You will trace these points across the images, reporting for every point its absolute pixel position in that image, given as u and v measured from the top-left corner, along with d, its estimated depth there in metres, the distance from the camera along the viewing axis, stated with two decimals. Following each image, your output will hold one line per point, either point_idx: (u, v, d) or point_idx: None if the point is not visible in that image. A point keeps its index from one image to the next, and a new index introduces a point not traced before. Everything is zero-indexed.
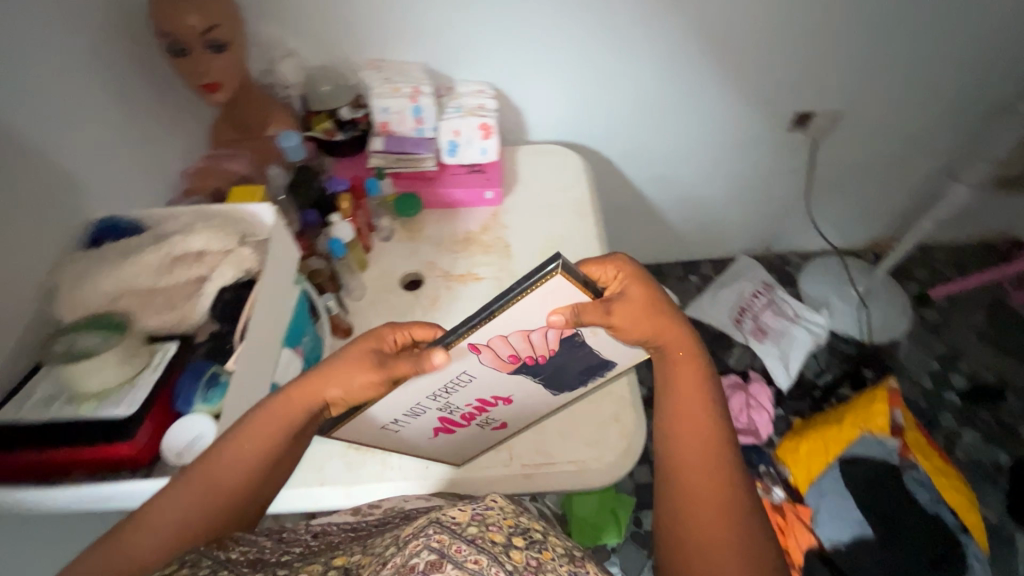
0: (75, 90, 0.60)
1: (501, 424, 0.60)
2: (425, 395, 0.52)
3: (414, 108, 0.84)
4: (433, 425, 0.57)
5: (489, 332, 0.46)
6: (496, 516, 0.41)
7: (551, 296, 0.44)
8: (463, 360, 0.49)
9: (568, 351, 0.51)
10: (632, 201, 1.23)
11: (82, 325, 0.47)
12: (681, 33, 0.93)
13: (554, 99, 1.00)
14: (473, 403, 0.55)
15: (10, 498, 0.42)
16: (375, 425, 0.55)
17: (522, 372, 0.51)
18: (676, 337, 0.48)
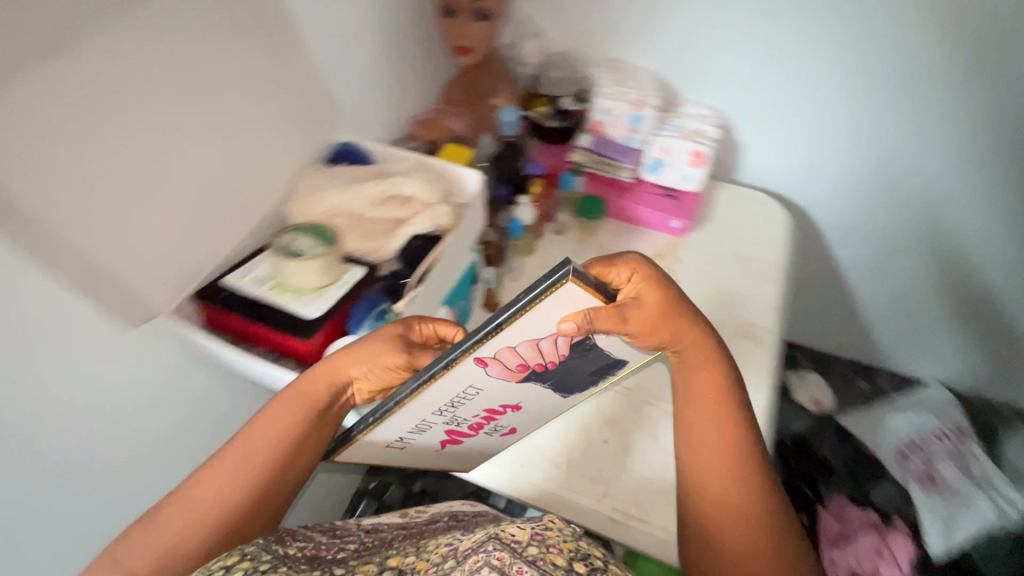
0: (362, 27, 0.68)
1: (510, 430, 0.60)
2: (430, 410, 0.51)
3: (633, 116, 0.83)
4: (441, 439, 0.57)
5: (502, 343, 0.45)
6: (556, 539, 0.38)
7: (555, 305, 0.43)
8: (471, 375, 0.48)
9: (578, 359, 0.50)
10: (828, 278, 1.08)
11: (301, 229, 0.53)
12: (966, 111, 0.79)
13: (782, 146, 0.90)
14: (482, 413, 0.54)
15: (214, 345, 0.52)
16: (380, 445, 0.54)
17: (530, 377, 0.51)
18: (691, 342, 0.53)
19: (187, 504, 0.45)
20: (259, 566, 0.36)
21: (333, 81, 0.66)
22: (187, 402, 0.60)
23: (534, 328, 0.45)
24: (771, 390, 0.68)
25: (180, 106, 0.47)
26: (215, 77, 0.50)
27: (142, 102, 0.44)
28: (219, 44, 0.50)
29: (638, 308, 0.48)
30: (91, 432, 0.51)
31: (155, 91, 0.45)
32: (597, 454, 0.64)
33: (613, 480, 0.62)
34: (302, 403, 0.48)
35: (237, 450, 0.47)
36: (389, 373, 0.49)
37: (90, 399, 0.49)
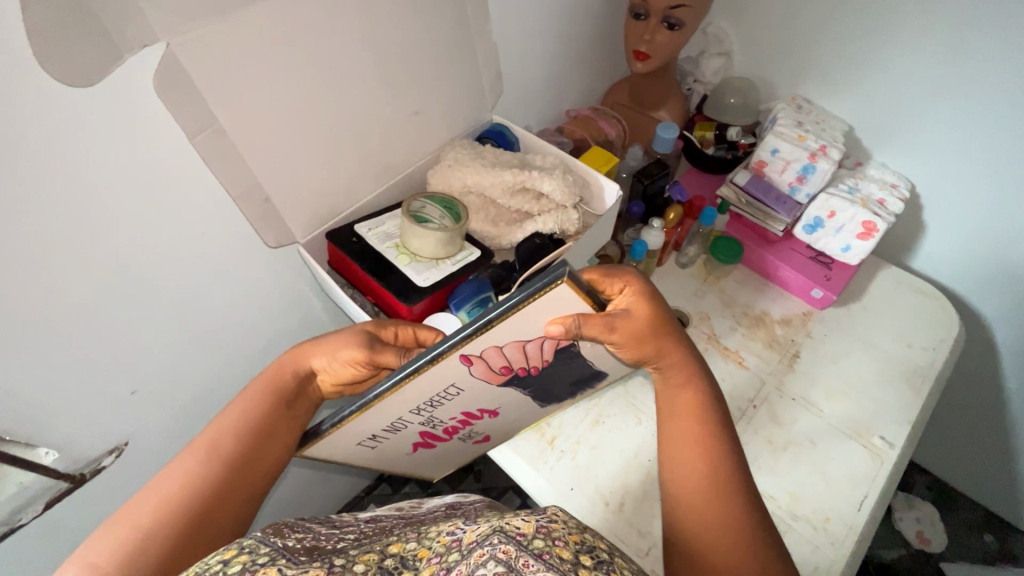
0: (545, 13, 0.68)
1: (483, 437, 0.60)
2: (408, 408, 0.48)
3: (805, 166, 0.73)
4: (414, 441, 0.57)
5: (490, 341, 0.41)
6: (561, 530, 0.35)
7: (548, 307, 0.39)
8: (454, 372, 0.44)
9: (559, 368, 0.50)
10: (987, 407, 0.90)
11: (434, 197, 0.54)
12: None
13: (982, 244, 0.75)
14: (458, 417, 0.53)
15: (328, 283, 0.55)
16: (350, 439, 0.51)
17: (511, 380, 0.49)
18: (677, 357, 0.48)
19: (155, 490, 0.42)
20: (255, 560, 0.34)
21: (504, 63, 0.67)
22: (298, 324, 0.66)
23: (524, 331, 0.41)
24: (874, 513, 0.59)
25: (360, 61, 0.50)
26: (399, 39, 0.52)
27: (328, 50, 0.47)
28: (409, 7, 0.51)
29: (627, 317, 0.43)
30: (217, 327, 0.57)
31: (341, 41, 0.47)
32: (654, 507, 0.59)
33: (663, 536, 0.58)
34: (272, 390, 0.48)
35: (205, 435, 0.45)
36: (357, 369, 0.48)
37: (223, 299, 0.56)
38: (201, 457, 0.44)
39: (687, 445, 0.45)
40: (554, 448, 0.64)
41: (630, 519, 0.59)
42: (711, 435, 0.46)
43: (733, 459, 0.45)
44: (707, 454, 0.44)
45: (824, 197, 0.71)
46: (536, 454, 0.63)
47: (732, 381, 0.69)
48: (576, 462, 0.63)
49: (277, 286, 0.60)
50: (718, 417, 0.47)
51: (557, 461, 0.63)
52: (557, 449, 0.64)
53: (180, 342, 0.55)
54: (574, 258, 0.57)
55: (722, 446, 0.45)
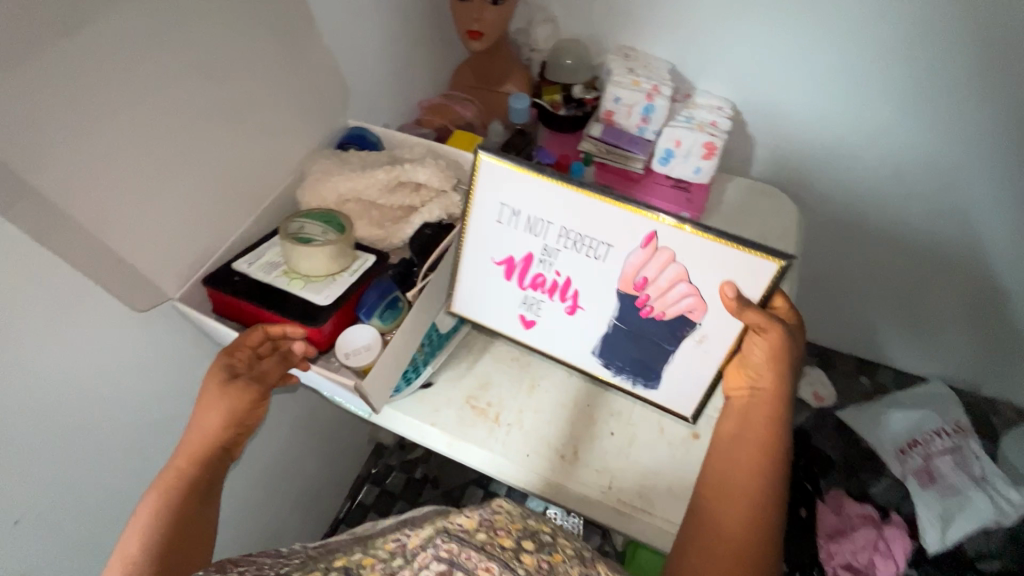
0: (371, 8, 0.67)
1: (529, 320, 0.58)
2: (562, 223, 0.49)
3: (645, 107, 0.81)
4: (509, 256, 0.53)
5: (677, 246, 0.47)
6: (504, 522, 0.38)
7: (748, 277, 0.47)
8: (623, 231, 0.48)
9: (660, 335, 0.53)
10: (832, 275, 1.08)
11: (311, 214, 0.52)
12: (996, 110, 0.77)
13: (795, 139, 0.89)
14: (561, 276, 0.53)
15: (215, 329, 0.51)
16: (492, 200, 0.51)
17: (623, 299, 0.52)
18: (775, 396, 0.50)
19: None
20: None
21: (344, 66, 0.65)
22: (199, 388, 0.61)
23: (701, 267, 0.47)
24: None
25: (190, 94, 0.46)
26: (229, 62, 0.49)
27: (152, 89, 0.43)
28: (230, 25, 0.48)
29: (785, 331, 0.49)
30: (102, 420, 0.51)
31: (162, 76, 0.43)
32: (602, 446, 0.64)
33: (619, 471, 0.62)
34: (180, 482, 0.45)
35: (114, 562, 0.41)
36: (250, 408, 0.49)
37: (101, 388, 0.49)
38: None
39: (744, 452, 0.49)
40: (499, 422, 0.66)
41: (585, 464, 0.62)
42: (769, 465, 0.48)
43: (777, 479, 0.48)
44: (760, 461, 0.48)
45: (668, 129, 0.80)
46: (487, 433, 0.65)
47: None
48: (517, 428, 0.65)
49: (162, 355, 0.54)
50: (783, 452, 0.49)
51: (507, 435, 0.65)
52: (501, 422, 0.66)
53: (59, 449, 0.48)
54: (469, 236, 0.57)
55: (778, 478, 0.48)
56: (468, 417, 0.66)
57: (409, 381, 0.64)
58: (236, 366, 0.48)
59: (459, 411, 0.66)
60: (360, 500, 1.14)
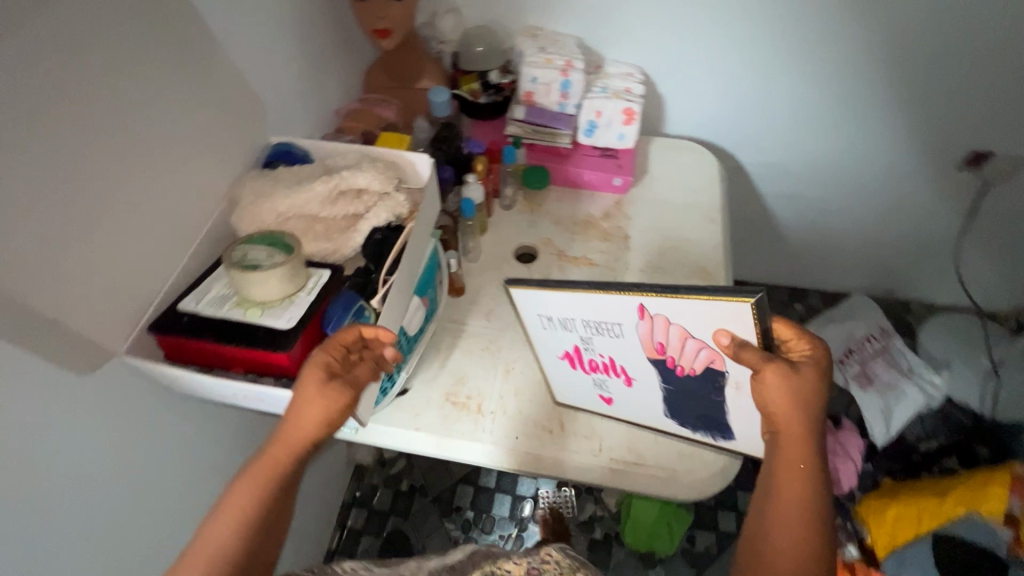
0: (272, 18, 0.63)
1: (607, 398, 0.64)
2: (581, 317, 0.57)
3: (562, 83, 0.83)
4: (566, 350, 0.62)
5: (668, 310, 0.50)
6: (551, 571, 0.49)
7: (728, 319, 0.48)
8: (625, 317, 0.53)
9: (705, 389, 0.56)
10: (755, 216, 1.16)
11: (254, 239, 0.50)
12: (873, 49, 0.85)
13: (703, 95, 0.95)
14: (606, 357, 0.60)
15: (173, 376, 0.47)
16: (533, 314, 0.61)
17: (657, 364, 0.56)
18: (802, 437, 0.48)
19: None
20: None
21: (255, 83, 0.62)
22: (162, 442, 0.57)
23: (696, 322, 0.49)
24: None
25: (101, 134, 0.42)
26: (136, 93, 0.45)
27: (58, 133, 0.39)
28: (129, 54, 0.44)
29: (785, 372, 0.48)
30: (71, 498, 0.47)
31: (66, 118, 0.40)
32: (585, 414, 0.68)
33: (605, 432, 0.66)
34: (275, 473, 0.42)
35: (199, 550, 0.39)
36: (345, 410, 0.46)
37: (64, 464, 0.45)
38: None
39: (784, 509, 0.46)
40: (482, 411, 0.68)
41: (571, 435, 0.66)
42: (810, 509, 0.46)
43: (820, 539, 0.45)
44: (801, 518, 0.46)
45: (587, 102, 0.83)
46: (474, 425, 0.67)
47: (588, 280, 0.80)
48: (500, 414, 0.68)
49: (119, 418, 0.50)
50: (822, 506, 0.46)
51: (492, 422, 0.67)
52: (483, 411, 0.68)
53: (25, 541, 0.43)
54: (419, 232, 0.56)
55: (823, 520, 0.46)
56: (452, 413, 0.68)
57: (387, 391, 0.63)
58: (333, 368, 0.46)
59: (442, 409, 0.68)
60: (351, 526, 1.12)
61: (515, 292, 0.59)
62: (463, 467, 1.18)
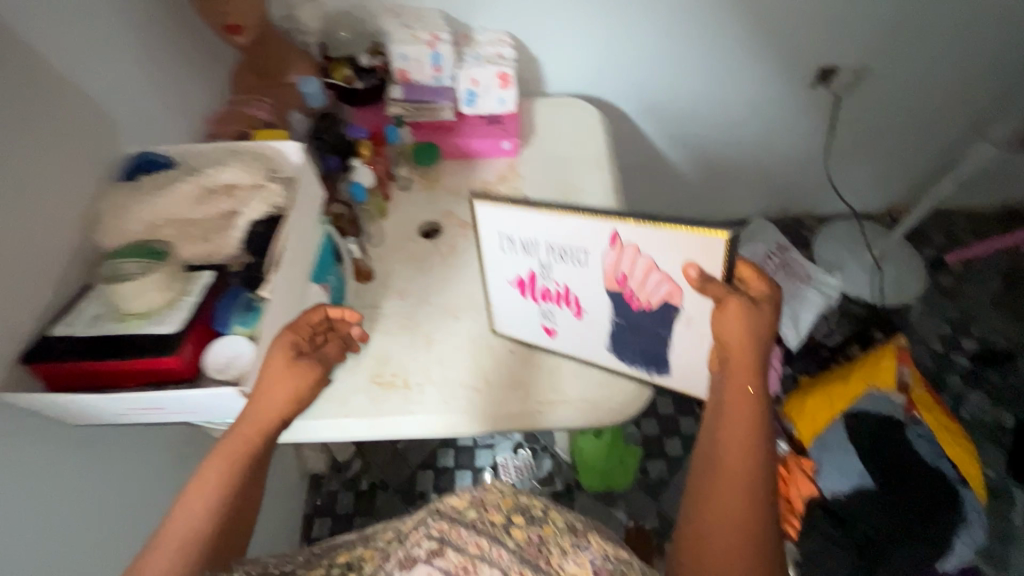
0: (107, 27, 0.60)
1: (550, 330, 0.69)
2: (546, 241, 0.60)
3: (432, 56, 0.84)
4: (519, 276, 0.66)
5: (639, 241, 0.55)
6: (495, 498, 0.49)
7: (697, 252, 0.52)
8: (595, 241, 0.57)
9: (654, 325, 0.61)
10: (649, 161, 1.23)
11: (126, 252, 0.49)
12: None
13: (575, 52, 0.99)
14: (562, 288, 0.64)
15: (61, 404, 0.46)
16: (494, 233, 0.63)
17: (612, 295, 0.62)
18: (753, 363, 0.51)
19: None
20: None
21: (100, 96, 0.59)
22: (67, 482, 0.55)
23: (664, 256, 0.54)
24: None
25: None
26: None
27: None
28: None
29: (743, 302, 0.51)
30: None
31: None
32: (508, 367, 0.71)
33: (529, 379, 0.69)
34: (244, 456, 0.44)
35: (190, 505, 0.41)
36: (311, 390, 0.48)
37: None
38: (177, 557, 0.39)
39: (737, 430, 0.49)
40: (409, 386, 0.69)
41: (497, 389, 0.69)
42: (759, 430, 0.49)
43: (768, 457, 0.48)
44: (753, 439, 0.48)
45: (461, 72, 0.85)
46: (404, 402, 0.68)
47: None
48: (428, 385, 0.69)
49: (9, 462, 0.48)
50: (767, 426, 0.49)
51: (421, 393, 0.69)
52: (411, 386, 0.69)
53: None
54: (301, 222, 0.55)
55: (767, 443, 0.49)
56: (380, 394, 0.69)
57: None
58: (300, 346, 0.49)
59: (370, 392, 0.69)
60: (316, 534, 1.11)
61: (481, 207, 0.61)
62: (419, 453, 1.19)
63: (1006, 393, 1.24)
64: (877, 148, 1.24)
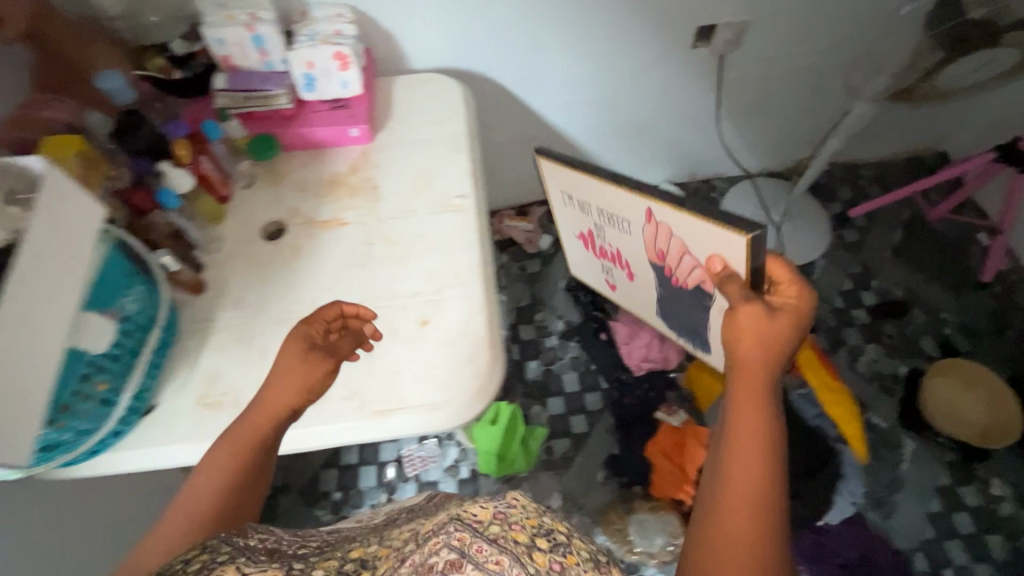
0: None
1: (613, 284, 1.06)
2: (598, 208, 0.85)
3: (253, 39, 0.76)
4: (584, 232, 0.97)
5: (667, 221, 0.74)
6: (519, 516, 0.40)
7: (719, 245, 0.67)
8: (638, 220, 0.80)
9: (691, 292, 0.84)
10: (540, 132, 1.18)
11: None
12: None
13: (434, 21, 0.91)
14: (615, 249, 0.93)
15: None
16: (558, 190, 0.90)
17: (658, 263, 0.86)
18: (759, 365, 0.52)
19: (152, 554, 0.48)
20: (216, 560, 0.38)
21: None
22: None
23: (689, 241, 0.73)
24: (479, 247, 0.75)
25: None
26: None
27: None
28: None
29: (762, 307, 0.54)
30: None
31: None
32: (344, 376, 0.67)
33: (365, 388, 0.66)
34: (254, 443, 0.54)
35: (212, 469, 0.52)
36: (320, 380, 0.57)
37: None
38: (180, 527, 0.50)
39: (750, 426, 0.49)
40: (235, 404, 0.65)
41: (328, 401, 0.65)
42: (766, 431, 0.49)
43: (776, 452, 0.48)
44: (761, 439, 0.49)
45: (292, 55, 0.77)
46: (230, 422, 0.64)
47: (343, 239, 0.77)
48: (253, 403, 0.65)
49: None
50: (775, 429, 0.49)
51: None
52: (229, 407, 0.65)
53: None
54: (40, 241, 0.49)
55: (778, 459, 0.48)
56: (204, 416, 0.65)
57: (109, 410, 0.59)
58: (314, 338, 0.57)
59: (194, 414, 0.65)
60: None
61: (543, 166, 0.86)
62: (323, 453, 1.16)
63: (901, 342, 1.26)
64: (770, 106, 1.21)
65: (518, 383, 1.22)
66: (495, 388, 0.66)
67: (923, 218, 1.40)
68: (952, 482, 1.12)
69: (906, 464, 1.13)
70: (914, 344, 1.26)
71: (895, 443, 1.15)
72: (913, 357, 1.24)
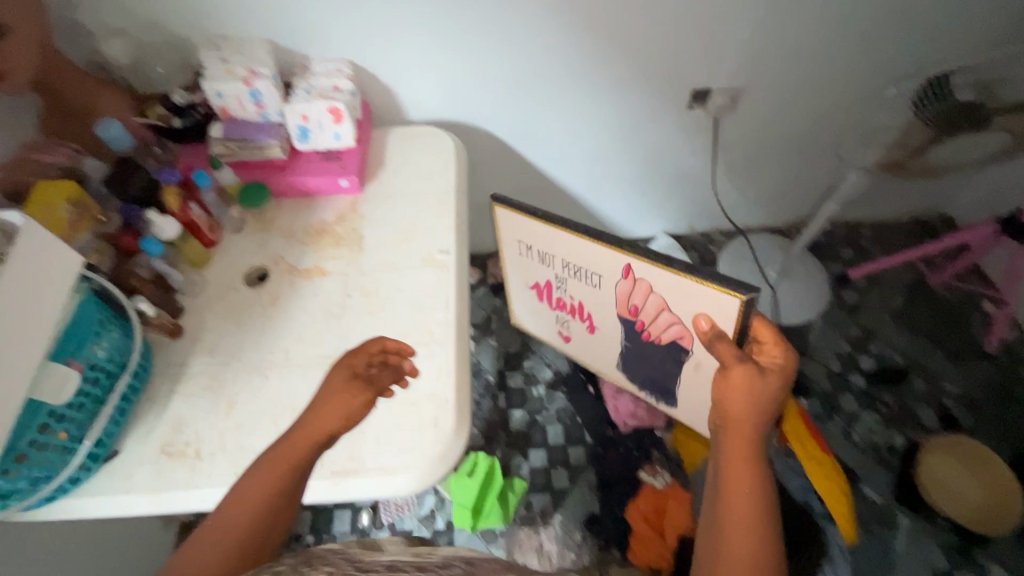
0: None
1: (566, 336, 1.02)
2: (563, 260, 0.84)
3: (250, 93, 0.78)
4: (537, 282, 0.94)
5: (648, 278, 0.74)
6: None
7: (710, 309, 0.68)
8: (611, 273, 0.78)
9: (673, 355, 0.84)
10: (536, 182, 1.19)
11: None
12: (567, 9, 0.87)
13: (431, 79, 0.94)
14: (575, 301, 0.90)
15: None
16: (513, 240, 0.88)
17: (627, 319, 0.84)
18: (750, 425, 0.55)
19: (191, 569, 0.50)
20: None
21: None
22: None
23: (675, 301, 0.73)
24: (456, 305, 0.75)
25: None
26: None
27: None
28: None
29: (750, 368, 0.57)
30: None
31: None
32: None
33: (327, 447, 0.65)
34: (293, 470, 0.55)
35: (253, 488, 0.54)
36: (361, 411, 0.58)
37: None
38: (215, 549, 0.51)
39: (741, 485, 0.52)
40: (197, 455, 0.65)
41: None
42: (758, 492, 0.52)
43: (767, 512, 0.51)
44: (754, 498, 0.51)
45: (288, 108, 0.79)
46: (189, 474, 0.64)
47: (321, 290, 0.77)
48: (215, 456, 0.65)
49: None
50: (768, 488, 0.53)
51: (210, 465, 0.64)
52: (190, 457, 0.65)
53: None
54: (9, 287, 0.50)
55: (766, 516, 0.51)
56: (164, 465, 0.64)
57: (72, 453, 0.60)
58: (359, 372, 0.59)
59: (155, 462, 0.64)
60: None
61: (499, 213, 0.84)
62: None
63: (899, 412, 1.22)
64: (766, 167, 1.21)
65: (501, 431, 1.20)
66: (458, 454, 0.65)
67: (925, 283, 1.38)
68: (950, 565, 1.06)
69: (901, 543, 1.08)
70: (912, 415, 1.22)
71: (889, 519, 1.11)
72: (911, 428, 1.20)
